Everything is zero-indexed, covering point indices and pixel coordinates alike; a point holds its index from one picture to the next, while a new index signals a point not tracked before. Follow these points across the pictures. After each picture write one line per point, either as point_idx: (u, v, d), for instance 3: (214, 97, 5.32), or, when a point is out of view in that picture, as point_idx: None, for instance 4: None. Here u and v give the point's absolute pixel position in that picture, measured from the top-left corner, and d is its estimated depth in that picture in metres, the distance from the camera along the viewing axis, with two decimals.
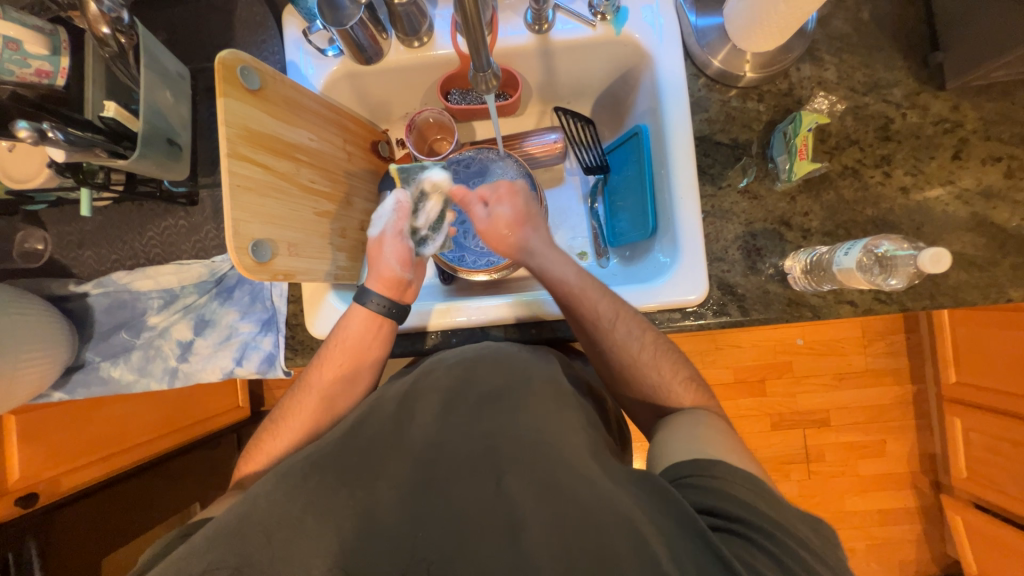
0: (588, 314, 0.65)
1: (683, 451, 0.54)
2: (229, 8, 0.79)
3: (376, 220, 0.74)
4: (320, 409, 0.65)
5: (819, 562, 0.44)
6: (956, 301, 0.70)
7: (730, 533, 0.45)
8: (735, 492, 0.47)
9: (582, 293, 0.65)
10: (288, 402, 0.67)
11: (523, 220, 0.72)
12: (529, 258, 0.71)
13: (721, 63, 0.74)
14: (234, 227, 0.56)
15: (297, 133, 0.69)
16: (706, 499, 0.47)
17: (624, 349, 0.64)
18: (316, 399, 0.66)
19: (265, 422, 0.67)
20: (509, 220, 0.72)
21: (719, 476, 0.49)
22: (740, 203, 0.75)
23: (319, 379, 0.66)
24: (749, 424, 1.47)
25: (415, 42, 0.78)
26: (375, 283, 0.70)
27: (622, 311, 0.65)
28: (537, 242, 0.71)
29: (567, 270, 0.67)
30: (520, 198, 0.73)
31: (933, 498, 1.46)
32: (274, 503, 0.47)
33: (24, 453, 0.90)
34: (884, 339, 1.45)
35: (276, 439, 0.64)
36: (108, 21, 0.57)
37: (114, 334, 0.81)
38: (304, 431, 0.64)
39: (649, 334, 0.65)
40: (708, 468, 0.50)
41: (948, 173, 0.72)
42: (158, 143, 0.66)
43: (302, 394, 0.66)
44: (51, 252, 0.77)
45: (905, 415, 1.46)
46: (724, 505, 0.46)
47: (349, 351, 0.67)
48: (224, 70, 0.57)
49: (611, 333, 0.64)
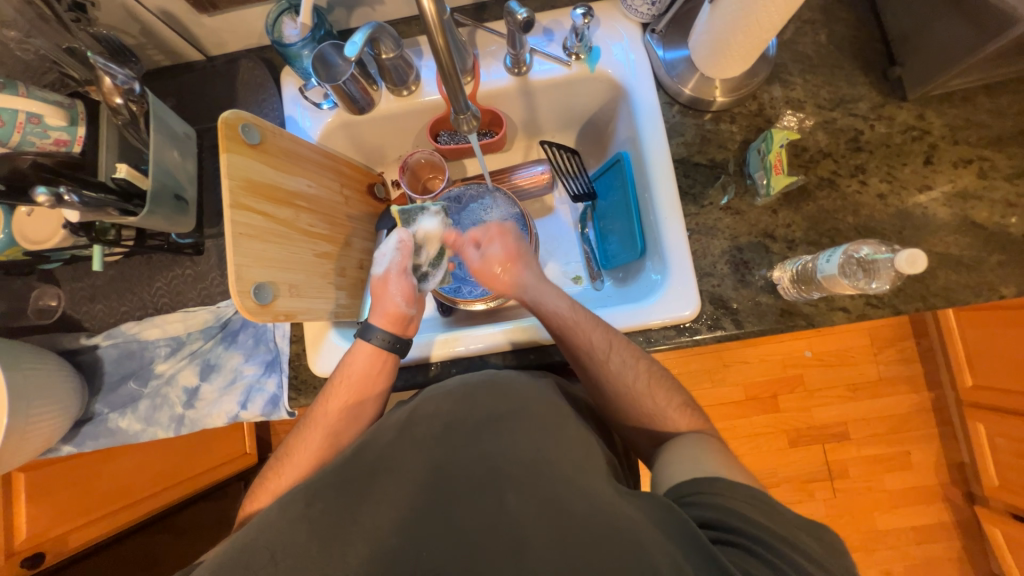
0: (582, 346, 0.66)
1: (683, 471, 0.54)
2: (232, 73, 0.85)
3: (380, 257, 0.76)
4: (326, 444, 0.65)
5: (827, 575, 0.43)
6: (948, 301, 0.71)
7: (736, 547, 0.44)
8: (736, 506, 0.47)
9: (576, 325, 0.67)
10: (295, 437, 0.67)
11: (515, 258, 0.74)
12: (523, 293, 0.73)
13: (691, 91, 0.79)
14: (236, 272, 0.59)
15: (296, 180, 0.73)
16: (707, 514, 0.47)
17: (620, 379, 0.64)
18: (322, 434, 0.66)
19: (272, 459, 0.67)
20: (502, 258, 0.74)
21: (722, 490, 0.48)
22: (723, 219, 0.77)
23: (325, 412, 0.67)
24: (764, 442, 1.43)
25: (403, 91, 0.83)
26: (380, 319, 0.72)
27: (615, 342, 0.67)
28: (530, 277, 0.73)
29: (560, 303, 0.69)
30: (511, 237, 0.76)
31: (967, 510, 1.39)
32: (277, 535, 0.47)
33: (32, 512, 0.89)
34: (892, 346, 1.43)
35: (283, 475, 0.64)
36: (122, 92, 0.64)
37: (122, 385, 0.83)
38: (310, 468, 0.64)
39: (642, 363, 0.66)
40: (707, 484, 0.49)
41: (923, 178, 0.74)
42: (166, 199, 0.70)
43: (309, 429, 0.67)
44: (65, 308, 0.81)
45: (924, 423, 1.42)
46: (727, 518, 0.46)
47: (354, 384, 0.68)
48: (226, 128, 0.61)
49: (605, 364, 0.65)
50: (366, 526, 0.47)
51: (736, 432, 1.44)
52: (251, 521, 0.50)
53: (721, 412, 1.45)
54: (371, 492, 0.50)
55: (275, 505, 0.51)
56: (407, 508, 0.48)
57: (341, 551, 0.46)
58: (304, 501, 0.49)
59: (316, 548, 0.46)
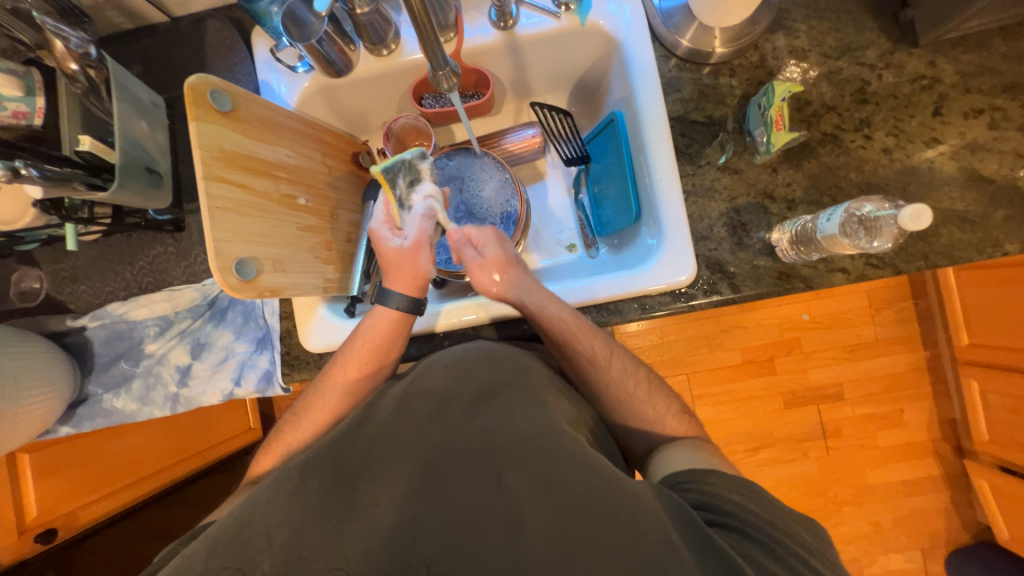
0: (584, 352, 0.65)
1: (680, 462, 0.55)
2: (200, 35, 0.81)
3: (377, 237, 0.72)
4: (343, 403, 0.67)
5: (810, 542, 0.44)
6: (951, 259, 0.69)
7: (726, 529, 0.45)
8: (729, 495, 0.48)
9: (578, 330, 0.65)
10: (310, 397, 0.68)
11: (511, 260, 0.72)
12: (519, 305, 0.69)
13: (690, 42, 0.74)
14: (216, 248, 0.57)
15: (274, 150, 0.69)
16: (703, 499, 0.48)
17: (620, 387, 0.64)
18: (337, 401, 0.67)
19: (290, 412, 0.69)
20: (498, 262, 0.71)
21: (714, 481, 0.49)
22: (721, 179, 0.74)
23: (341, 377, 0.67)
24: (760, 404, 1.45)
25: (383, 51, 0.78)
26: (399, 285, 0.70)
27: (615, 350, 0.66)
28: (530, 282, 0.70)
29: (563, 310, 0.67)
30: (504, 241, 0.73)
31: (957, 464, 1.42)
32: (273, 509, 0.47)
33: (39, 491, 0.91)
34: (890, 307, 1.43)
35: (300, 428, 0.66)
36: (77, 57, 0.61)
37: (114, 365, 0.82)
38: (323, 424, 0.66)
39: (642, 369, 0.66)
40: (704, 475, 0.50)
41: (931, 130, 0.71)
42: (137, 173, 0.67)
43: (326, 387, 0.67)
44: (47, 290, 0.79)
45: (919, 382, 1.43)
46: (719, 504, 0.47)
47: (375, 353, 0.67)
48: (194, 95, 0.57)
49: (606, 371, 0.65)
50: (361, 501, 0.47)
51: (731, 396, 1.46)
52: (248, 496, 0.50)
53: (717, 376, 1.46)
54: (365, 467, 0.49)
55: (272, 479, 0.51)
56: (401, 483, 0.48)
57: (336, 527, 0.45)
58: (299, 478, 0.49)
59: (312, 524, 0.45)
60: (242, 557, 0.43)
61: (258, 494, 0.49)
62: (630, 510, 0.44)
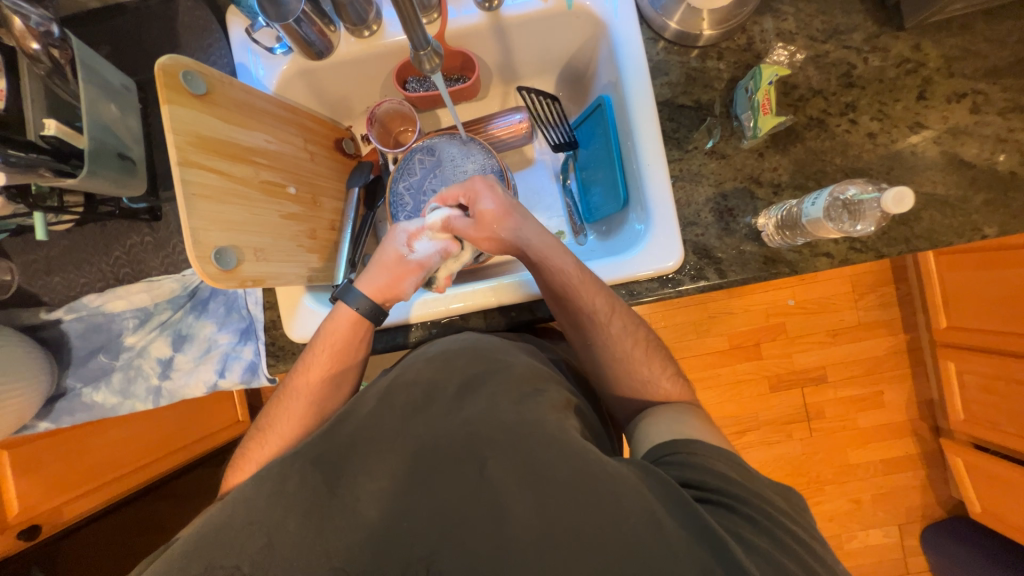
0: (584, 308, 0.64)
1: (667, 433, 0.55)
2: (171, 14, 0.77)
3: (397, 237, 0.71)
4: (309, 413, 0.64)
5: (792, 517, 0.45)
6: (931, 242, 0.70)
7: (711, 503, 0.45)
8: (717, 468, 0.48)
9: (579, 285, 0.63)
10: (274, 409, 0.66)
11: (505, 211, 0.68)
12: (524, 254, 0.67)
13: (677, 25, 0.73)
14: (193, 237, 0.55)
15: (253, 136, 0.67)
16: (689, 473, 0.48)
17: (618, 345, 0.64)
18: (304, 407, 0.64)
19: (253, 429, 0.66)
20: (492, 216, 0.67)
21: (701, 452, 0.50)
22: (708, 164, 0.74)
23: (305, 384, 0.65)
24: (746, 388, 1.48)
25: (364, 32, 0.76)
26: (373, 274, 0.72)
27: (617, 307, 0.64)
28: (531, 231, 0.67)
29: (565, 261, 0.64)
30: (495, 194, 0.68)
31: (934, 443, 1.47)
32: (254, 507, 0.45)
33: (21, 488, 0.89)
34: (873, 291, 1.46)
35: (264, 445, 0.63)
36: (38, 35, 0.58)
37: (93, 359, 0.81)
38: (291, 439, 0.63)
39: (642, 330, 0.65)
40: (690, 446, 0.50)
41: (914, 114, 0.71)
42: (109, 159, 0.65)
43: (290, 398, 0.65)
44: (18, 282, 0.76)
45: (899, 364, 1.47)
46: (705, 478, 0.47)
47: (333, 353, 0.66)
48: (164, 76, 0.55)
49: (605, 328, 0.64)
50: (347, 494, 0.46)
51: (719, 381, 1.48)
52: (229, 493, 0.48)
53: (705, 361, 1.48)
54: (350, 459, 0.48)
55: (252, 476, 0.49)
56: (388, 473, 0.47)
57: (323, 518, 0.45)
58: (281, 475, 0.48)
59: (295, 522, 0.44)
60: (236, 556, 0.43)
61: (242, 488, 0.49)
62: (614, 491, 0.44)
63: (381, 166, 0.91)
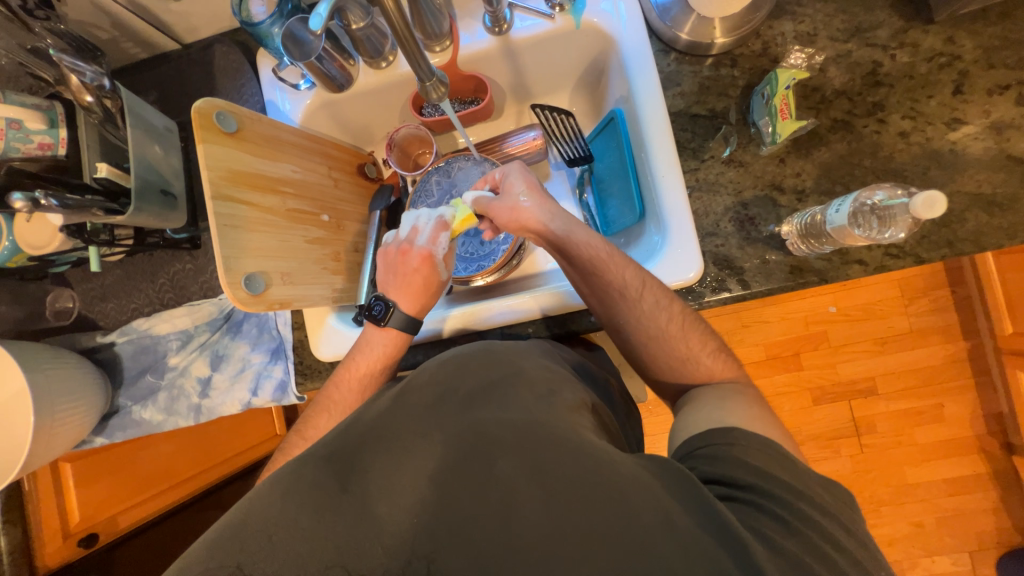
0: (615, 283, 0.62)
1: (704, 421, 0.52)
2: (208, 59, 0.84)
3: (433, 259, 0.71)
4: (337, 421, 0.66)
5: (834, 524, 0.41)
6: (978, 246, 0.65)
7: (738, 502, 0.43)
8: (749, 463, 0.45)
9: (608, 260, 0.62)
10: (308, 419, 0.68)
11: (538, 187, 0.70)
12: (551, 236, 0.66)
13: (688, 35, 0.72)
14: (225, 264, 0.59)
15: (279, 167, 0.71)
16: (718, 469, 0.45)
17: (652, 321, 0.61)
18: (335, 416, 0.66)
19: (286, 442, 0.68)
20: (526, 189, 0.70)
21: (736, 441, 0.47)
22: (726, 173, 0.72)
23: (338, 396, 0.67)
24: (785, 402, 1.40)
25: (381, 63, 0.80)
26: (385, 275, 0.73)
27: (649, 281, 0.62)
28: (558, 209, 0.67)
29: (592, 236, 0.64)
30: (530, 171, 0.72)
31: (1005, 461, 1.33)
32: (268, 509, 0.44)
33: (82, 496, 0.99)
34: (925, 296, 1.35)
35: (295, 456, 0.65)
36: (91, 89, 0.65)
37: (141, 378, 0.86)
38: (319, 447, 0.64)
39: (675, 305, 0.62)
40: (725, 435, 0.48)
41: (952, 110, 0.67)
42: (152, 195, 0.71)
43: (322, 410, 0.67)
44: (79, 308, 0.84)
45: (958, 374, 1.35)
46: (734, 474, 0.44)
47: (363, 365, 0.68)
48: (200, 118, 0.60)
49: (637, 303, 0.61)
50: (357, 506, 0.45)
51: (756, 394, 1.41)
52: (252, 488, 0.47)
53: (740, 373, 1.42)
54: (362, 461, 0.48)
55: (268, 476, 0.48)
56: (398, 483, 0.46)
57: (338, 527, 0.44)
58: (296, 473, 0.47)
59: (306, 518, 0.43)
60: (240, 553, 0.41)
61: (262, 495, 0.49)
62: (624, 490, 0.42)
63: (401, 189, 0.94)
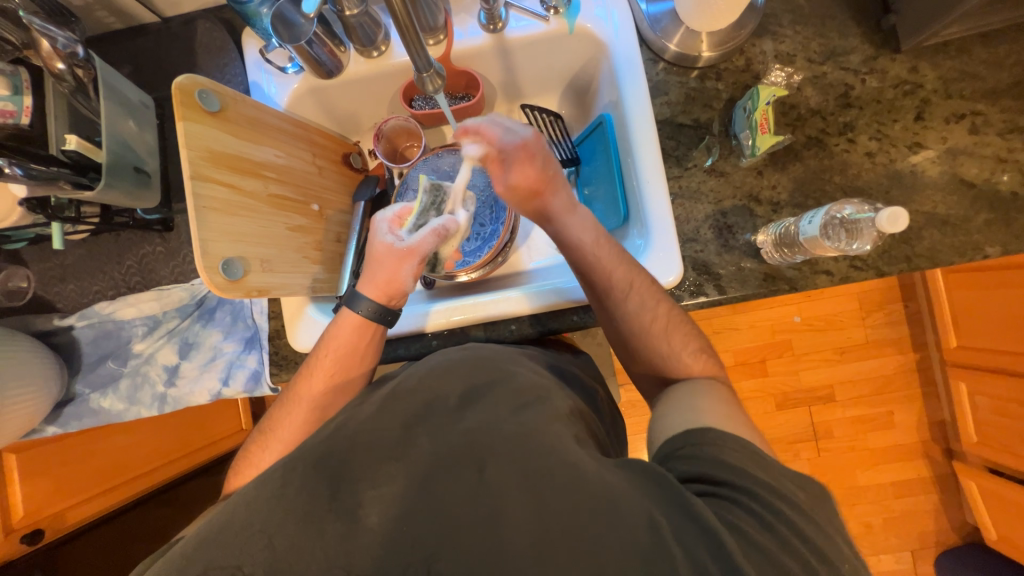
0: (602, 283, 0.64)
1: (679, 420, 0.53)
2: (190, 35, 0.81)
3: (385, 229, 0.68)
4: (310, 418, 0.65)
5: (805, 520, 0.43)
6: (933, 262, 0.70)
7: (717, 499, 0.44)
8: (729, 462, 0.46)
9: (595, 262, 0.64)
10: (278, 414, 0.66)
11: (543, 182, 0.66)
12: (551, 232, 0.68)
13: (677, 47, 0.75)
14: (202, 248, 0.57)
15: (263, 150, 0.70)
16: (699, 467, 0.46)
17: (636, 320, 0.63)
18: (305, 410, 0.65)
19: (255, 434, 0.67)
20: (530, 186, 0.65)
21: (712, 440, 0.48)
22: (707, 181, 0.75)
23: (308, 391, 0.65)
24: (751, 406, 1.46)
25: (373, 52, 0.79)
26: (372, 288, 0.67)
27: (637, 280, 0.64)
28: (560, 204, 0.66)
29: (584, 235, 0.65)
30: (538, 161, 0.65)
31: (946, 466, 1.43)
32: (252, 512, 0.44)
33: (28, 490, 0.92)
34: (881, 309, 1.44)
35: (265, 451, 0.63)
36: (63, 56, 0.61)
37: (101, 365, 0.83)
38: (293, 445, 0.63)
39: (663, 306, 0.63)
40: (703, 434, 0.49)
41: (914, 135, 0.72)
42: (124, 172, 0.68)
43: (292, 405, 0.65)
44: (34, 289, 0.79)
45: (908, 383, 1.44)
46: (716, 473, 0.46)
47: (333, 358, 0.66)
48: (181, 95, 0.58)
49: (623, 303, 0.63)
50: (339, 502, 0.44)
51: None
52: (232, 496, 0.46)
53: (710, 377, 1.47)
54: (348, 462, 0.47)
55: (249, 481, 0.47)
56: (386, 479, 0.46)
57: (321, 525, 0.43)
58: (277, 480, 0.46)
59: (291, 526, 0.43)
60: (225, 560, 0.41)
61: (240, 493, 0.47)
62: (609, 495, 0.43)
63: (387, 180, 0.93)
